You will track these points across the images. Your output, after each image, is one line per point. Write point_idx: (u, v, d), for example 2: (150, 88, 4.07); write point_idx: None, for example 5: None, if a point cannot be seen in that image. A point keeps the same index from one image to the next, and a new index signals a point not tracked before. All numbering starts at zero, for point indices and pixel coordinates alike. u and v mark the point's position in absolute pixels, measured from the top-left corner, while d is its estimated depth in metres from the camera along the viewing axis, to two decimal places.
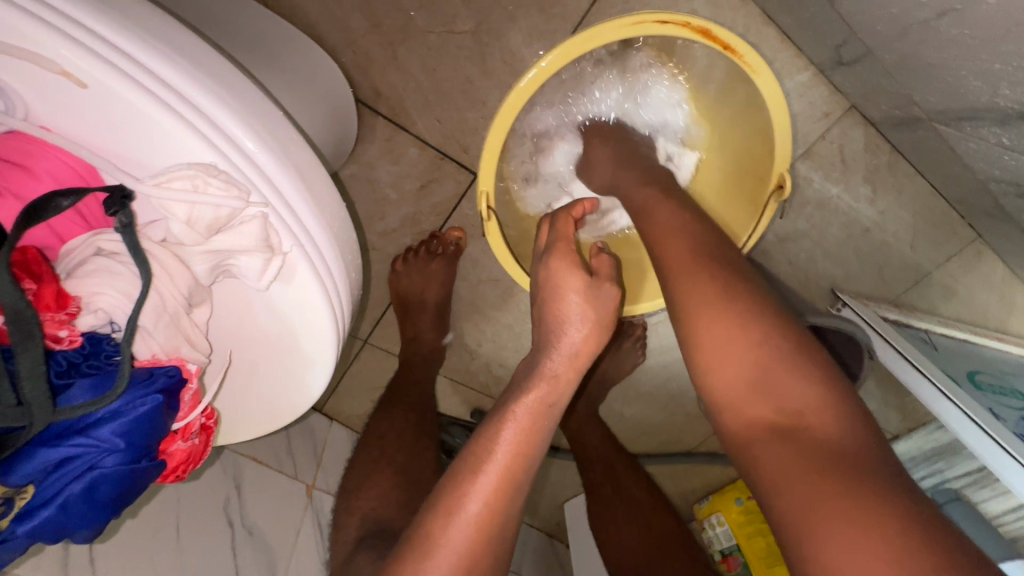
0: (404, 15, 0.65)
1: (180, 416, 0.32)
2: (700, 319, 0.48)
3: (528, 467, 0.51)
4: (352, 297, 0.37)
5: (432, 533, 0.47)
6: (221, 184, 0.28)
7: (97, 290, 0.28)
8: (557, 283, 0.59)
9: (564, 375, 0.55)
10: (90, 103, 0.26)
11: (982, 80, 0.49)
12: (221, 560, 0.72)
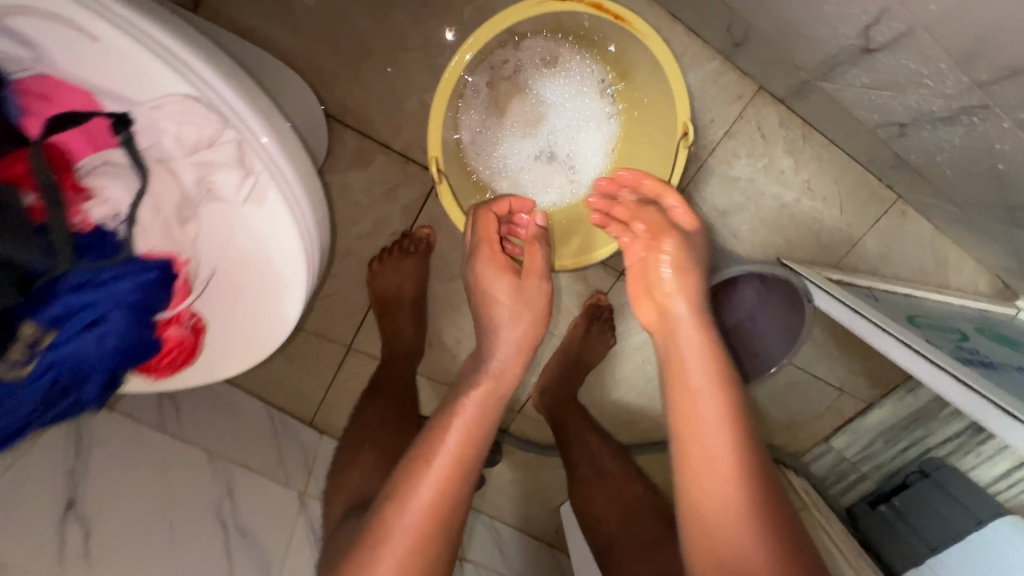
0: (363, 38, 0.76)
1: (172, 306, 0.41)
2: (695, 465, 0.50)
3: (477, 453, 0.55)
4: (320, 237, 0.43)
5: (386, 520, 0.51)
6: (202, 112, 0.34)
7: (111, 184, 0.35)
8: (488, 277, 0.65)
9: (503, 373, 0.59)
10: (89, 50, 0.32)
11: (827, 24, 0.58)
12: (214, 557, 0.74)
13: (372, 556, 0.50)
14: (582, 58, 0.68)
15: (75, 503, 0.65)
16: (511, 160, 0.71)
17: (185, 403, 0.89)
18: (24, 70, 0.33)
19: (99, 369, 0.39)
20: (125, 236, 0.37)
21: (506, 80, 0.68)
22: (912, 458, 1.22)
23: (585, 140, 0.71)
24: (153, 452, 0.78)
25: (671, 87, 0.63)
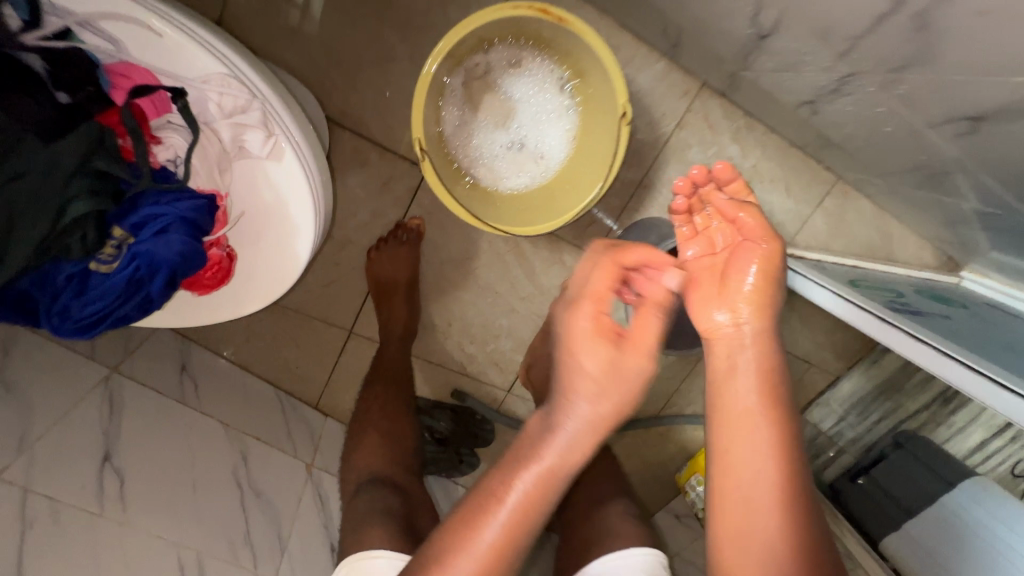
0: (356, 53, 0.89)
1: (214, 231, 0.51)
2: (732, 510, 0.50)
3: (525, 533, 0.50)
4: (323, 193, 0.54)
5: None
6: (237, 84, 0.44)
7: (172, 136, 0.47)
8: (579, 334, 0.52)
9: (570, 449, 0.51)
10: (154, 39, 0.42)
11: (728, 40, 0.69)
12: (230, 510, 0.83)
13: None
14: (541, 58, 0.79)
15: (110, 457, 0.75)
16: (486, 144, 0.83)
17: (203, 382, 0.99)
18: (110, 57, 0.43)
19: (163, 264, 0.49)
20: (181, 175, 0.48)
21: (478, 79, 0.80)
22: (883, 433, 1.31)
23: (549, 128, 0.83)
24: (174, 420, 0.87)
25: (611, 78, 0.72)
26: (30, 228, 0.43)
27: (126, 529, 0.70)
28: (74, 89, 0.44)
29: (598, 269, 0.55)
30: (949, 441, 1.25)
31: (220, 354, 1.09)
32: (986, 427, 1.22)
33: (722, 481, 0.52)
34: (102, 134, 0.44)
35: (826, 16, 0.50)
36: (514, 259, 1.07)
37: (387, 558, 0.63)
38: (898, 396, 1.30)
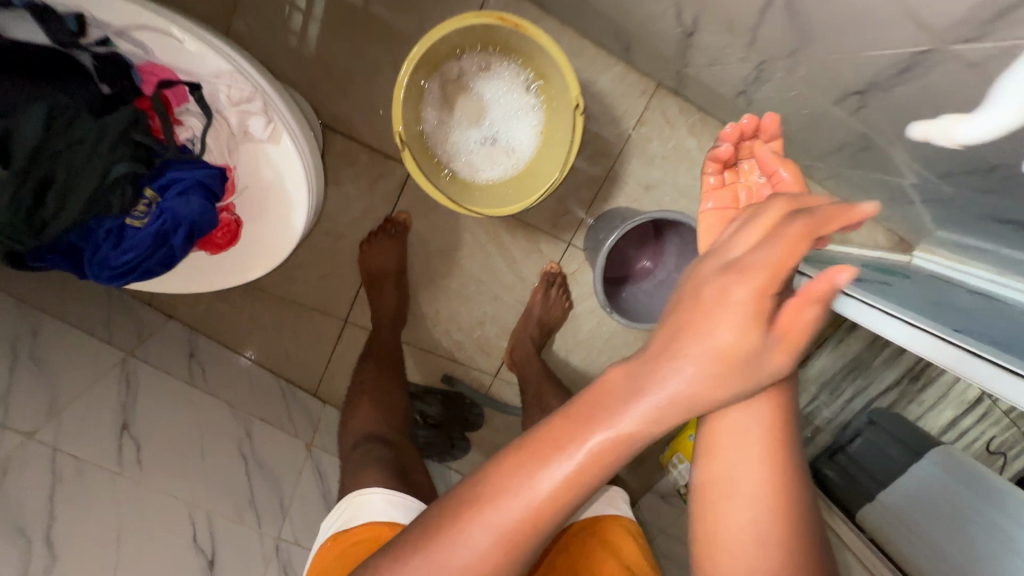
0: (346, 65, 1.00)
1: (226, 198, 0.58)
2: (745, 496, 0.49)
3: (573, 505, 0.45)
4: (315, 173, 0.63)
5: (437, 549, 0.45)
6: (241, 78, 0.54)
7: (192, 119, 0.56)
8: (733, 304, 0.45)
9: (648, 424, 0.45)
10: (177, 45, 0.52)
11: (665, 40, 0.79)
12: (236, 478, 0.90)
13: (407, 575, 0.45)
14: (508, 63, 0.90)
15: (127, 427, 0.83)
16: (463, 141, 0.94)
17: (210, 368, 1.07)
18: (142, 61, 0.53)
19: (183, 220, 0.55)
20: (200, 150, 0.57)
21: (453, 83, 0.91)
22: (857, 411, 1.39)
23: (518, 125, 0.93)
24: (184, 399, 0.95)
25: (566, 76, 0.82)
26: (81, 184, 0.52)
27: (143, 487, 0.77)
28: (115, 81, 0.53)
29: (752, 227, 0.49)
30: (922, 417, 1.32)
31: (243, 356, 1.18)
32: (956, 404, 1.30)
33: (733, 465, 0.50)
34: (137, 113, 0.53)
35: (727, 9, 0.60)
36: (495, 249, 1.16)
37: (379, 495, 0.71)
38: (867, 374, 1.39)
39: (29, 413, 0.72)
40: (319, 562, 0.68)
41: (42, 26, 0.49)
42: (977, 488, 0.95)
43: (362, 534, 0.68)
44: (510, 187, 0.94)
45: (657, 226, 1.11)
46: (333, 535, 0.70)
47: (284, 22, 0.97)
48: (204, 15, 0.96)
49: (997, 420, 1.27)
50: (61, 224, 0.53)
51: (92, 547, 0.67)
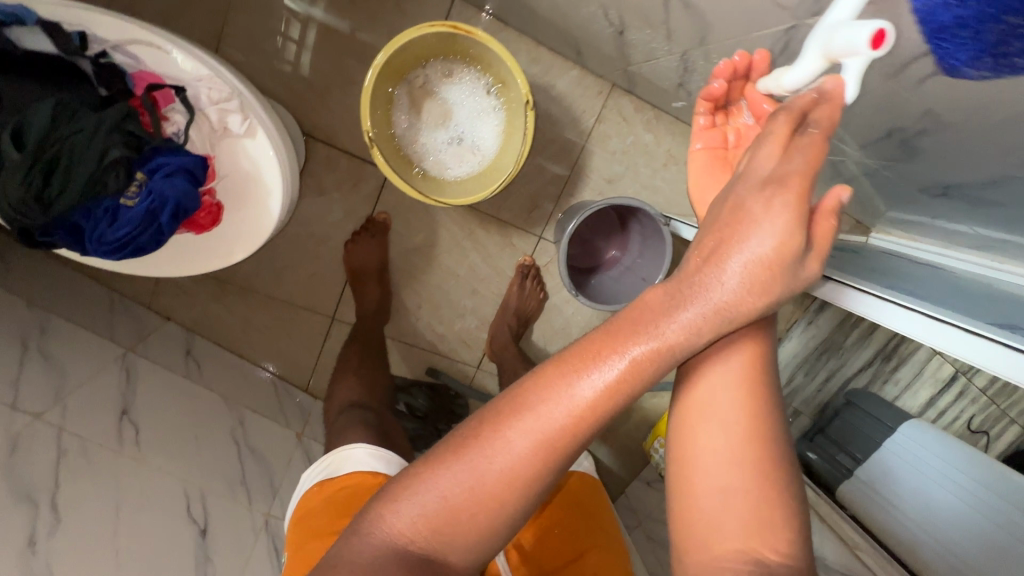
0: (325, 79, 1.10)
1: (208, 181, 0.66)
2: (742, 424, 0.51)
3: (610, 413, 0.48)
4: (290, 165, 0.71)
5: (482, 449, 0.48)
6: (220, 81, 0.63)
7: (176, 114, 0.64)
8: (771, 213, 0.49)
9: (689, 336, 0.48)
10: (167, 56, 0.62)
11: (603, 42, 0.89)
12: (229, 461, 0.97)
13: (453, 473, 0.48)
14: (470, 70, 1.00)
15: (127, 412, 0.89)
16: (431, 142, 1.03)
17: (205, 364, 1.15)
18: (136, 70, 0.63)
19: (169, 199, 0.61)
20: (183, 141, 0.64)
21: (421, 90, 1.01)
22: (834, 391, 1.38)
23: (481, 125, 1.02)
24: (181, 390, 1.02)
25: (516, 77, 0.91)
26: (80, 168, 0.59)
27: (142, 464, 0.84)
28: (110, 84, 0.62)
29: (765, 143, 0.51)
30: (900, 396, 1.36)
31: (264, 368, 1.26)
32: (931, 383, 1.35)
33: (736, 396, 0.52)
34: (128, 108, 0.61)
35: (642, 7, 0.69)
36: (470, 244, 1.24)
37: (362, 449, 0.84)
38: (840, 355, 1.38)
39: (38, 397, 0.79)
40: (308, 504, 0.80)
41: (51, 39, 0.58)
42: (978, 467, 0.90)
43: (347, 481, 0.80)
44: (476, 181, 1.02)
45: (620, 216, 1.18)
46: (320, 482, 0.83)
47: (267, 43, 1.07)
48: (194, 39, 1.06)
49: (972, 398, 1.34)
50: (64, 202, 0.60)
51: (93, 515, 0.73)
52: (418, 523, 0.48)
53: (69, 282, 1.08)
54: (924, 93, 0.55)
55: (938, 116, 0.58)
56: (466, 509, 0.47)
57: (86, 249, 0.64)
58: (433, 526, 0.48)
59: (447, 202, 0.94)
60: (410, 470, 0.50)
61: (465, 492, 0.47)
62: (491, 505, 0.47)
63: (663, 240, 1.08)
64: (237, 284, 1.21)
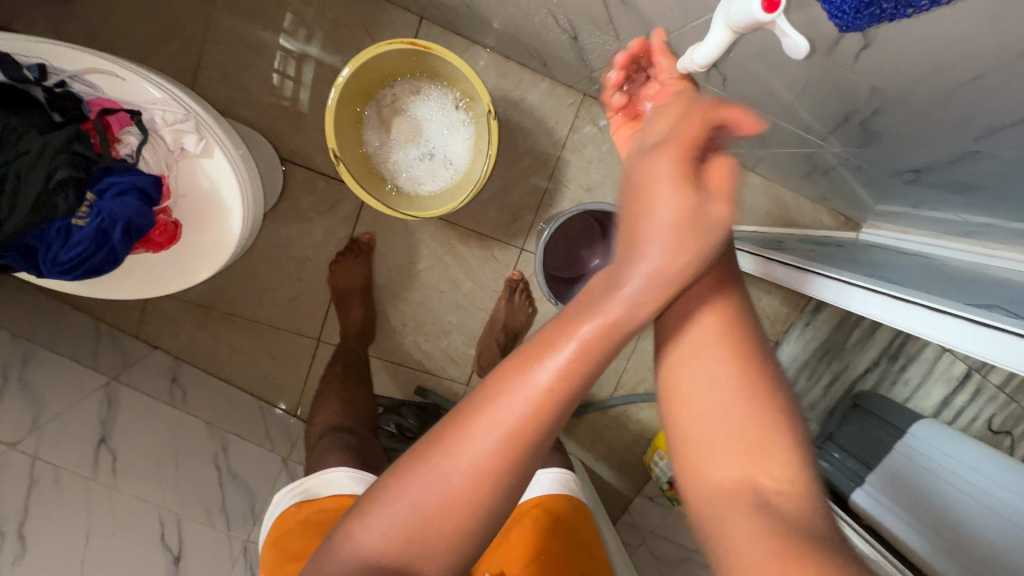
0: (301, 107, 1.13)
1: (162, 201, 0.67)
2: (724, 366, 0.45)
3: (578, 393, 0.42)
4: (251, 184, 0.73)
5: (444, 452, 0.41)
6: (175, 104, 0.65)
7: (129, 136, 0.65)
8: (657, 176, 0.43)
9: (641, 305, 0.42)
10: (124, 84, 0.65)
11: (562, 49, 0.89)
12: (209, 487, 0.96)
13: (419, 483, 0.41)
14: (437, 86, 1.02)
15: (106, 439, 0.89)
16: (403, 160, 1.04)
17: (190, 391, 1.15)
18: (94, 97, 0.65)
19: (119, 218, 0.63)
20: (136, 160, 0.66)
21: (390, 109, 1.03)
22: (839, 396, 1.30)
23: (452, 139, 1.03)
24: (164, 416, 1.02)
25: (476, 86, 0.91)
26: (27, 188, 0.60)
27: (116, 491, 0.83)
28: (64, 111, 0.63)
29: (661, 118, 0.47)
30: (910, 398, 1.26)
31: (276, 406, 1.27)
32: (943, 381, 1.25)
33: (712, 335, 0.46)
34: (78, 131, 0.62)
35: (586, 9, 0.71)
36: (451, 259, 1.24)
37: (343, 471, 0.82)
38: (844, 356, 1.31)
39: (14, 426, 0.79)
40: (283, 526, 0.77)
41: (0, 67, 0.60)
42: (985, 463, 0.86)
43: (326, 504, 0.79)
44: (447, 194, 1.03)
45: (601, 225, 1.18)
46: (296, 502, 0.80)
47: (243, 74, 1.11)
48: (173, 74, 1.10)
49: (990, 397, 1.22)
50: (10, 223, 0.60)
51: (61, 543, 0.72)
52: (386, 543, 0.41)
53: (58, 314, 1.11)
54: (863, 67, 0.54)
55: (883, 94, 0.58)
56: (435, 523, 0.41)
57: (40, 271, 0.65)
58: (403, 546, 0.41)
59: (417, 215, 0.94)
60: (372, 489, 0.44)
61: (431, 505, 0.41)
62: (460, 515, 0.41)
63: None
64: (222, 310, 1.23)
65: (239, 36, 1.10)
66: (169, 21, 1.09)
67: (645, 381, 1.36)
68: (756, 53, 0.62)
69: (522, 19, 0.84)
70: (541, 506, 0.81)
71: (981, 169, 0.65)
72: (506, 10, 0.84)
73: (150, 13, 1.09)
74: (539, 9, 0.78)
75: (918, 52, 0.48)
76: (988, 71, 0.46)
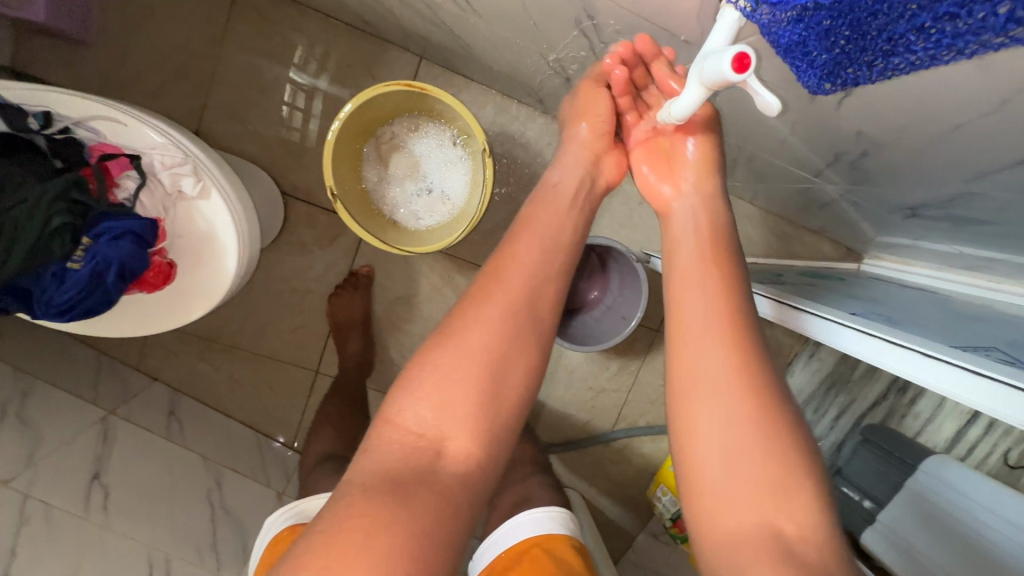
0: (303, 143, 1.16)
1: (158, 243, 0.69)
2: (704, 407, 0.50)
3: (552, 250, 0.61)
4: (248, 224, 0.74)
5: (460, 327, 0.55)
6: (175, 149, 0.67)
7: (127, 181, 0.67)
8: (572, 111, 0.70)
9: (566, 216, 0.64)
10: (127, 132, 0.67)
11: (556, 88, 0.91)
12: (200, 525, 0.95)
13: (445, 351, 0.53)
14: (434, 122, 1.04)
15: (99, 476, 0.88)
16: (402, 197, 1.06)
17: (188, 423, 1.15)
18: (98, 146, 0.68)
19: (113, 261, 0.64)
20: (133, 205, 0.67)
21: (388, 145, 1.05)
22: (846, 430, 1.22)
23: (450, 172, 1.05)
24: (159, 450, 1.02)
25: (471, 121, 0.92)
26: (24, 235, 0.61)
27: (106, 530, 0.82)
28: (66, 157, 0.66)
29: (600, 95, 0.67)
30: (920, 433, 1.15)
31: (274, 439, 1.26)
32: (955, 415, 1.13)
33: (697, 381, 0.51)
34: (77, 177, 0.64)
35: (578, 55, 0.72)
36: (450, 291, 1.24)
37: None
38: (848, 388, 1.23)
39: (8, 462, 0.79)
40: (275, 549, 0.73)
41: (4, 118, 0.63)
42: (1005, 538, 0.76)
43: None
44: (443, 228, 1.04)
45: (600, 257, 1.17)
46: (290, 526, 0.77)
47: (249, 112, 1.15)
48: (181, 112, 1.14)
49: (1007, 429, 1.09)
50: (8, 269, 0.61)
51: None
52: (425, 418, 0.50)
53: (61, 347, 1.12)
54: (848, 114, 0.55)
55: (871, 138, 0.58)
56: (461, 398, 0.51)
57: (35, 313, 0.66)
58: (440, 422, 0.50)
59: (415, 249, 0.95)
60: (403, 378, 0.53)
61: (461, 380, 0.52)
62: (478, 383, 0.52)
63: (638, 276, 1.10)
64: (221, 341, 1.23)
65: (246, 76, 1.13)
66: (180, 61, 1.13)
67: (646, 414, 1.33)
68: (747, 95, 0.62)
69: (517, 60, 0.86)
70: (540, 546, 0.77)
71: (974, 208, 0.64)
72: (501, 54, 0.86)
73: (161, 55, 1.13)
74: (532, 53, 0.79)
75: (903, 104, 0.48)
76: (967, 122, 0.46)
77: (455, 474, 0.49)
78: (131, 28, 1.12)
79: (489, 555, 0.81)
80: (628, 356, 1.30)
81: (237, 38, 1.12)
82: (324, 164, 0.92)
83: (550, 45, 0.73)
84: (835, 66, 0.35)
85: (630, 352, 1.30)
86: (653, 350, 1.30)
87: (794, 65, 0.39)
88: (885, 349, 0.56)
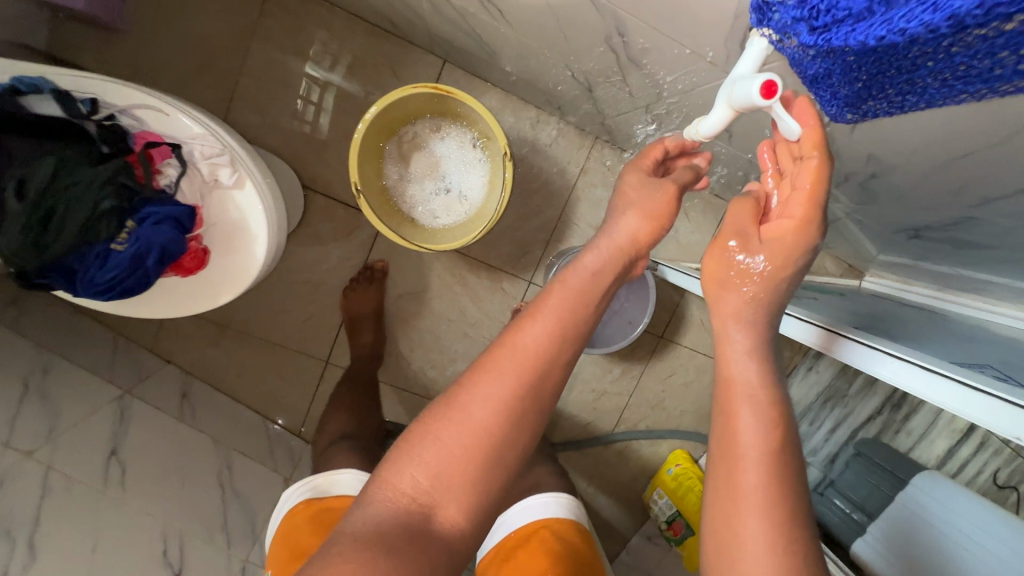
0: (325, 138, 1.19)
1: (195, 229, 0.72)
2: (729, 507, 0.48)
3: (571, 328, 0.58)
4: (278, 214, 0.77)
5: (466, 398, 0.54)
6: (213, 140, 0.70)
7: (169, 168, 0.70)
8: (626, 189, 0.66)
9: (591, 297, 0.60)
10: (169, 121, 0.70)
11: (576, 97, 0.94)
12: (210, 505, 0.98)
13: (446, 420, 0.54)
14: (456, 125, 1.07)
15: (117, 452, 0.91)
16: (420, 194, 1.09)
17: (199, 407, 1.17)
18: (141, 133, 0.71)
19: (156, 244, 0.67)
20: (173, 191, 0.70)
21: (410, 143, 1.08)
22: (840, 442, 1.25)
23: (468, 174, 1.08)
24: (174, 430, 1.04)
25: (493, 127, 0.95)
26: (75, 215, 0.64)
27: (122, 504, 0.85)
28: (114, 144, 0.69)
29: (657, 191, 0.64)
30: (914, 449, 1.16)
31: (276, 423, 1.28)
32: (947, 433, 1.14)
33: (727, 479, 0.49)
34: (124, 163, 0.67)
35: (602, 69, 0.75)
36: (461, 289, 1.26)
37: (351, 473, 0.84)
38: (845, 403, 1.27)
39: (31, 434, 0.81)
40: (291, 522, 0.77)
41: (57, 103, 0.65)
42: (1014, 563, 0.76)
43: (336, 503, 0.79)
44: (458, 227, 1.07)
45: None
46: (306, 500, 0.80)
47: (273, 105, 1.17)
48: (208, 102, 1.17)
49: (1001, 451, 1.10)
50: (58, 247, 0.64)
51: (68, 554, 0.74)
52: (420, 483, 0.53)
53: (79, 326, 1.15)
54: (860, 138, 0.58)
55: (881, 160, 0.62)
56: (458, 471, 0.53)
57: (77, 291, 0.69)
58: (433, 488, 0.52)
59: (430, 247, 0.98)
60: (406, 440, 0.55)
61: (455, 454, 0.53)
62: (472, 465, 0.53)
63: (647, 282, 1.15)
64: (234, 327, 1.26)
65: (273, 70, 1.16)
66: (208, 53, 1.16)
67: (646, 418, 1.36)
68: (763, 116, 0.66)
69: (541, 69, 0.89)
70: (547, 528, 0.79)
71: (975, 232, 0.67)
72: (526, 62, 0.89)
73: (191, 46, 1.16)
74: (557, 63, 0.82)
75: (913, 130, 0.51)
76: (974, 150, 0.50)
77: (443, 540, 0.52)
78: (164, 18, 1.15)
79: (497, 535, 0.84)
80: (631, 361, 1.33)
81: (266, 34, 1.15)
82: (350, 161, 0.95)
83: (577, 58, 0.76)
84: (858, 98, 0.40)
85: (633, 356, 1.33)
86: (655, 356, 1.33)
87: (819, 95, 0.43)
88: (891, 365, 0.59)
